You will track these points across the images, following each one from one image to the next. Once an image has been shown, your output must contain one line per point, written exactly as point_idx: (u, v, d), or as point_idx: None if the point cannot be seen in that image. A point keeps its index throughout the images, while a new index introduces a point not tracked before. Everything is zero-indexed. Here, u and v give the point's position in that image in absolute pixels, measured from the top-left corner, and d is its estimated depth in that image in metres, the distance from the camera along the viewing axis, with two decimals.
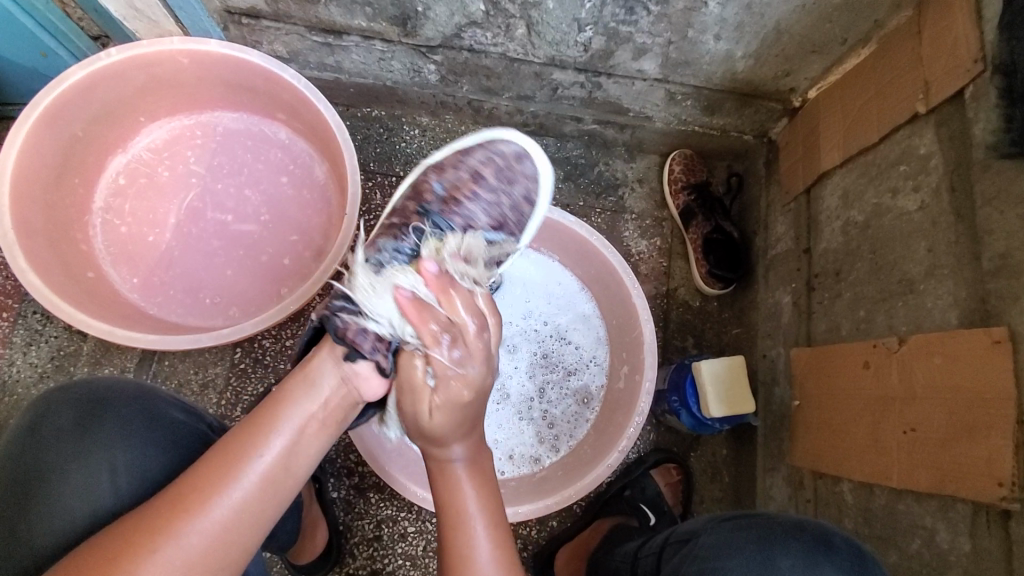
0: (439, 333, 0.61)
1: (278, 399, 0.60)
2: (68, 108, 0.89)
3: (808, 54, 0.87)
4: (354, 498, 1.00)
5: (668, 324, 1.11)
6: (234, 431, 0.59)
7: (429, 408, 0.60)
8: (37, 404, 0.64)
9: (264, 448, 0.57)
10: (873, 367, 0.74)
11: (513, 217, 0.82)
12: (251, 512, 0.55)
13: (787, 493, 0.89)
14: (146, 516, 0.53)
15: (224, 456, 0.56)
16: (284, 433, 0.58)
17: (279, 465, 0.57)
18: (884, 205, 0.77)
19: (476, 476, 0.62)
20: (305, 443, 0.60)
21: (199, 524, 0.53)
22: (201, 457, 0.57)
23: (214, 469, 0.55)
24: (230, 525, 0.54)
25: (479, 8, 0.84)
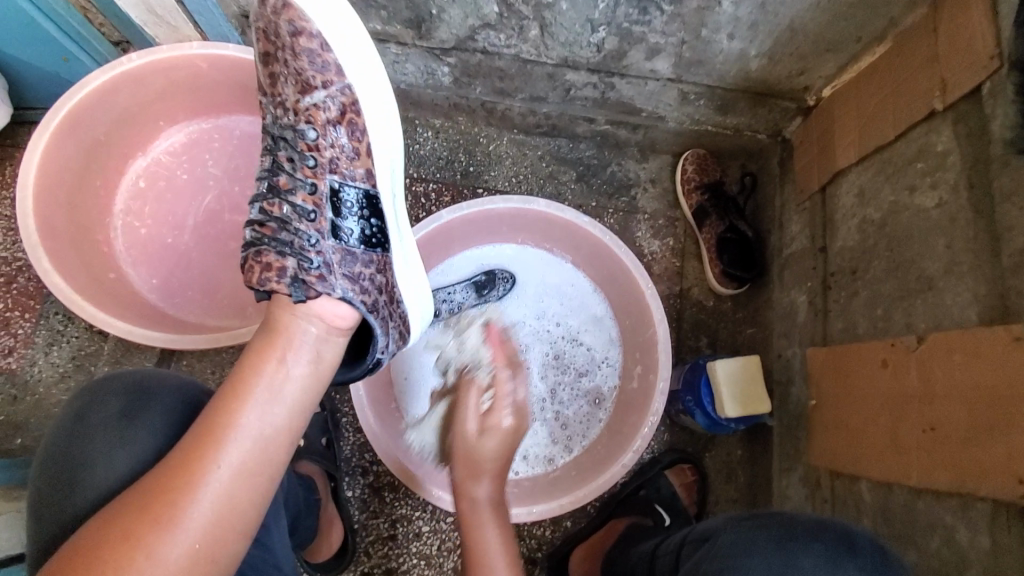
0: (509, 360, 0.81)
1: (250, 360, 0.62)
2: (90, 112, 0.91)
3: (822, 53, 0.87)
4: (369, 497, 1.01)
5: (682, 323, 1.11)
6: (214, 398, 0.61)
7: (482, 433, 0.74)
8: (84, 391, 0.65)
9: (250, 407, 0.60)
10: (891, 367, 0.73)
11: (316, 68, 0.69)
12: (252, 467, 0.59)
13: (804, 493, 0.88)
14: (149, 490, 0.55)
15: (211, 422, 0.59)
16: (267, 391, 0.61)
17: (268, 420, 0.61)
18: (901, 203, 0.76)
19: (496, 510, 0.73)
20: (291, 394, 0.63)
21: (208, 488, 0.56)
22: (188, 430, 0.59)
23: (204, 439, 0.58)
24: (229, 487, 0.58)
25: (493, 10, 0.85)
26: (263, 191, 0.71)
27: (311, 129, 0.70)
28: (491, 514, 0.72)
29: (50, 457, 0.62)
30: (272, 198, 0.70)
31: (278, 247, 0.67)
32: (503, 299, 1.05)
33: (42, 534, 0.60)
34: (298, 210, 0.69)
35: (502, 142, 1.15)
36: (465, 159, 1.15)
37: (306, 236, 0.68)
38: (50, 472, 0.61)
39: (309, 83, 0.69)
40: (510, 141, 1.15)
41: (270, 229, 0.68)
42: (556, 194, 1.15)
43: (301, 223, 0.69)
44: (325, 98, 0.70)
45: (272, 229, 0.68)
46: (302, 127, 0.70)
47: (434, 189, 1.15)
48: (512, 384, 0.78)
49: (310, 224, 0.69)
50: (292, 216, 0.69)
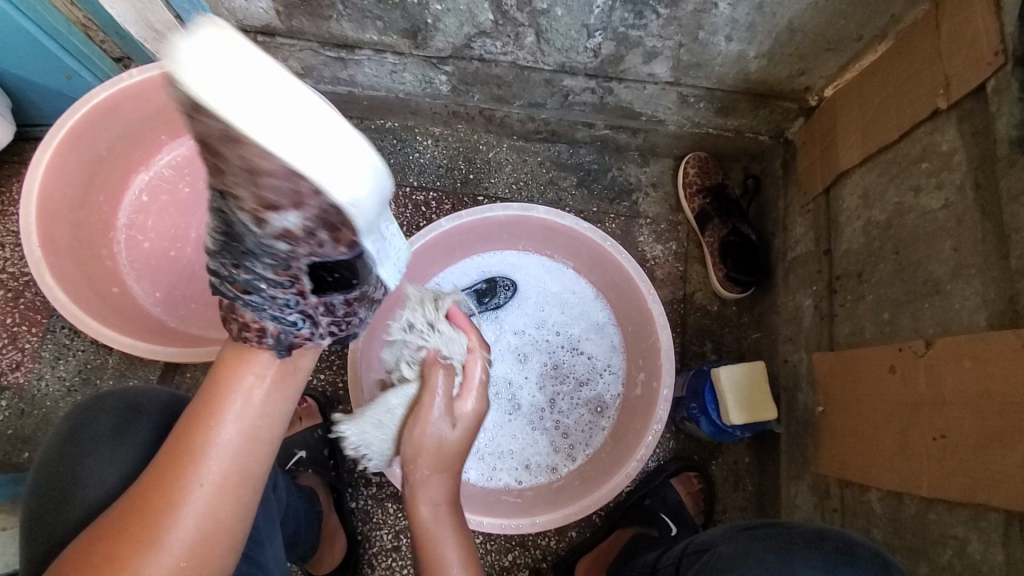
0: (480, 341, 0.81)
1: (223, 377, 0.61)
2: (91, 128, 0.92)
3: (822, 52, 0.85)
4: (373, 508, 1.00)
5: (686, 329, 1.10)
6: (187, 416, 0.60)
7: (455, 418, 0.76)
8: (75, 409, 0.66)
9: (224, 423, 0.59)
10: (899, 371, 0.71)
11: (280, 192, 0.47)
12: (234, 483, 0.59)
13: (813, 502, 0.86)
14: (131, 509, 0.56)
15: (187, 441, 0.58)
16: (240, 408, 0.60)
17: (242, 431, 0.59)
18: (906, 204, 0.75)
19: (449, 521, 0.73)
20: (267, 408, 0.61)
21: (190, 506, 0.56)
22: (165, 448, 0.59)
23: (182, 459, 0.57)
24: (213, 504, 0.57)
25: (488, 18, 0.85)
26: (219, 246, 0.57)
27: (274, 246, 0.54)
28: (445, 521, 0.72)
29: (42, 476, 0.63)
30: (233, 256, 0.57)
31: (253, 310, 0.60)
32: (502, 307, 1.04)
33: (36, 554, 0.61)
34: (271, 281, 0.58)
35: (502, 149, 1.15)
36: (465, 167, 1.15)
37: (284, 300, 0.59)
38: (43, 494, 0.62)
39: (274, 204, 0.49)
40: (510, 148, 1.15)
41: (239, 287, 0.59)
42: (557, 201, 1.14)
43: (275, 289, 0.58)
44: (295, 221, 0.50)
45: (242, 288, 0.59)
46: (267, 240, 0.53)
47: (434, 198, 1.15)
48: (480, 364, 0.79)
49: (288, 290, 0.59)
50: (266, 286, 0.58)
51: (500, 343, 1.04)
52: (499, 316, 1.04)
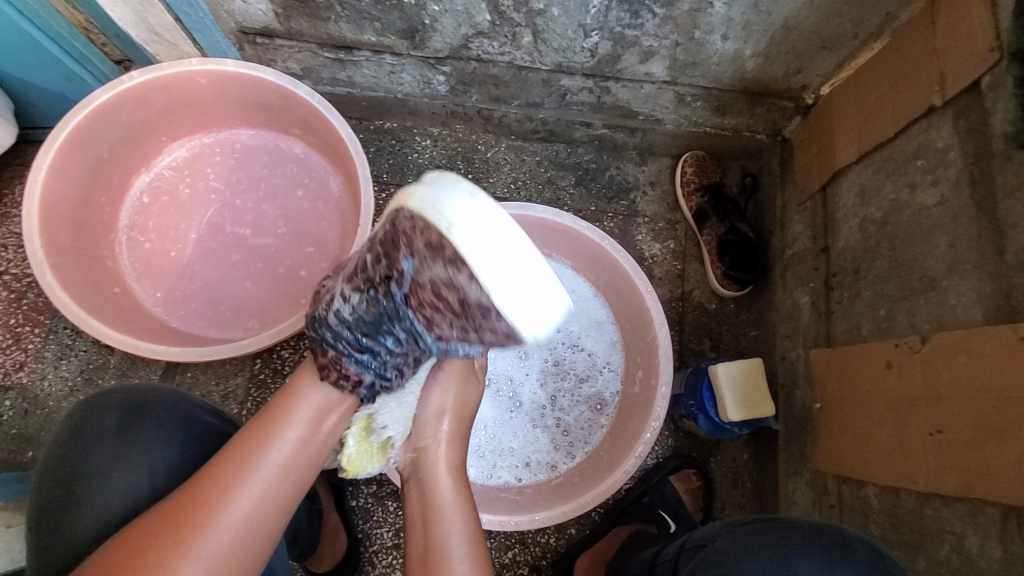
0: None
1: (286, 397, 0.67)
2: (92, 130, 0.93)
3: (818, 51, 0.85)
4: (373, 507, 1.00)
5: (684, 327, 1.10)
6: (246, 429, 0.65)
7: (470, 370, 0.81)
8: (77, 408, 0.66)
9: (281, 438, 0.64)
10: (896, 367, 0.72)
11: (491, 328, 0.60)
12: (279, 496, 0.63)
13: (811, 499, 0.86)
14: (174, 510, 0.59)
15: (243, 451, 0.62)
16: (298, 426, 0.65)
17: (301, 445, 0.65)
18: (902, 201, 0.75)
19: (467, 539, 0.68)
20: (323, 430, 0.67)
21: (235, 513, 0.60)
22: (220, 456, 0.63)
23: (234, 467, 0.61)
24: (256, 512, 0.61)
25: (485, 18, 0.86)
26: (373, 317, 0.64)
27: (435, 344, 0.67)
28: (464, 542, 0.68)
29: (46, 474, 0.63)
30: (376, 328, 0.65)
31: (361, 365, 0.68)
32: None
33: (41, 550, 0.61)
34: (396, 353, 0.68)
35: (500, 149, 1.16)
36: (463, 166, 1.15)
37: (389, 362, 0.69)
38: (45, 492, 0.62)
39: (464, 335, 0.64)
40: (508, 148, 1.16)
41: (353, 347, 0.67)
42: (555, 200, 1.15)
43: (390, 354, 0.68)
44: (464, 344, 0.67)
45: (362, 347, 0.67)
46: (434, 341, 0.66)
47: None
48: None
49: (403, 361, 0.70)
50: (389, 355, 0.68)
51: None
52: None
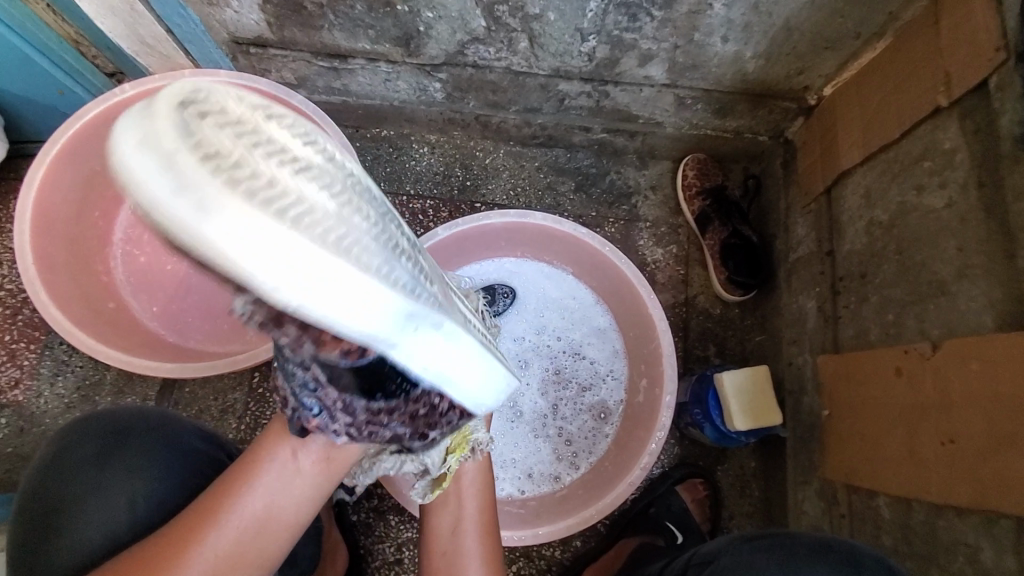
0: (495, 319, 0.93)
1: (264, 446, 0.62)
2: (84, 144, 0.92)
3: (820, 51, 0.84)
4: (374, 521, 0.99)
5: (688, 333, 1.08)
6: (226, 475, 0.62)
7: None
8: (64, 433, 0.66)
9: (252, 493, 0.60)
10: (905, 374, 0.70)
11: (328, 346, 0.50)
12: (245, 552, 0.60)
13: (821, 508, 0.84)
14: (143, 553, 0.58)
15: (216, 501, 0.60)
16: (272, 481, 0.61)
17: (273, 501, 0.61)
18: (909, 203, 0.73)
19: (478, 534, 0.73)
20: (298, 487, 0.62)
21: (197, 565, 0.58)
22: (195, 502, 0.61)
23: (205, 518, 0.59)
24: (219, 566, 0.59)
25: (480, 24, 0.84)
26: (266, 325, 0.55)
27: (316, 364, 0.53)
28: (474, 534, 0.72)
29: (30, 503, 0.62)
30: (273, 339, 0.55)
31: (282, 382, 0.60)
32: (503, 315, 1.03)
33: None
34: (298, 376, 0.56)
35: (498, 155, 1.14)
36: (462, 173, 1.14)
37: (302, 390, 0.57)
38: (31, 519, 0.62)
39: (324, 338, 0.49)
40: (507, 154, 1.14)
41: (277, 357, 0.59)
42: (555, 206, 1.13)
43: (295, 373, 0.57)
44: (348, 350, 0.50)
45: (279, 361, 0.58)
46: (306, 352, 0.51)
47: (432, 206, 1.13)
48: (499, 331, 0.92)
49: (310, 393, 0.57)
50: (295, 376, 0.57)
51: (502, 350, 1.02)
52: (499, 324, 1.02)
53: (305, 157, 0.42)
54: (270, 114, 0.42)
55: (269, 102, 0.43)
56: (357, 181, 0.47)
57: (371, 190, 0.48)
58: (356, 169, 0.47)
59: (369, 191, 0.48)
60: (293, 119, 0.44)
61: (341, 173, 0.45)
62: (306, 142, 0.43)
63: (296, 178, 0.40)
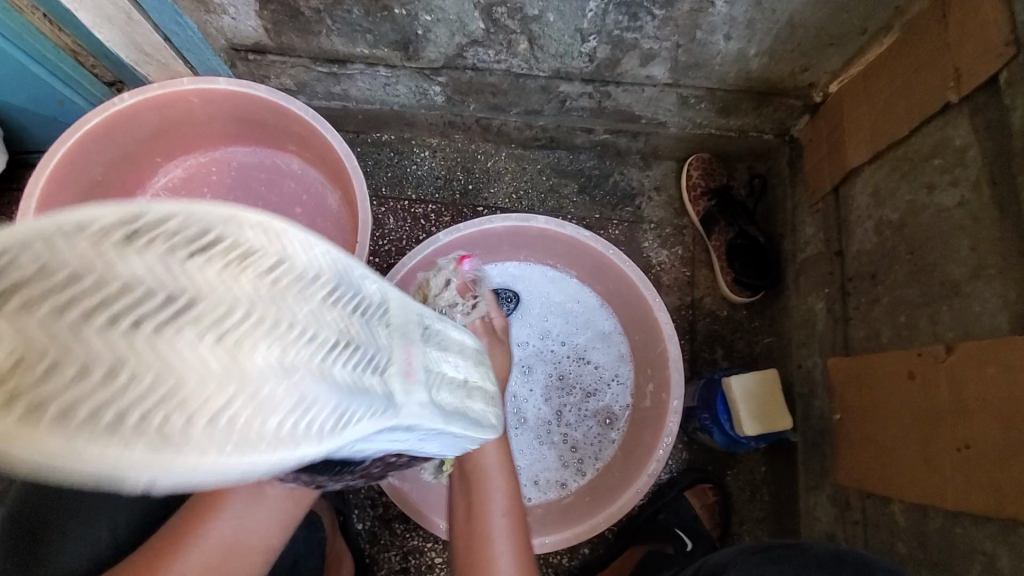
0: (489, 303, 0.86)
1: None
2: (84, 154, 0.92)
3: (826, 47, 0.82)
4: (380, 530, 0.98)
5: (695, 336, 1.06)
6: (190, 503, 0.59)
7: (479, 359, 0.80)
8: None
9: (221, 518, 0.57)
10: (919, 378, 0.68)
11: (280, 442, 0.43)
12: None
13: (833, 514, 0.82)
14: None
15: (182, 531, 0.57)
16: (240, 506, 0.58)
17: (242, 526, 0.58)
18: (920, 202, 0.72)
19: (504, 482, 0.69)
20: (269, 509, 0.60)
21: None
22: (157, 535, 0.57)
23: (169, 550, 0.56)
24: None
25: (479, 26, 0.83)
26: None
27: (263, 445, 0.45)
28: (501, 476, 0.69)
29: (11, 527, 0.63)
30: None
31: None
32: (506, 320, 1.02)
33: None
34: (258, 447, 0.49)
35: (500, 158, 1.13)
36: (463, 177, 1.13)
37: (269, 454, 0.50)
38: (11, 536, 0.63)
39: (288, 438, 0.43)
40: (509, 156, 1.13)
41: None
42: (558, 209, 1.12)
43: None
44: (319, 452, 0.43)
45: None
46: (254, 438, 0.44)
47: (434, 210, 1.12)
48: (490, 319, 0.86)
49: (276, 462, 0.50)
50: None
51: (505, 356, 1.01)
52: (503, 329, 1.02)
53: (160, 305, 0.27)
54: (175, 242, 0.28)
55: (126, 204, 0.28)
56: (301, 284, 0.34)
57: (302, 275, 0.34)
58: (305, 259, 0.34)
59: (309, 282, 0.34)
60: (192, 220, 0.30)
61: (217, 305, 0.29)
62: (133, 271, 0.27)
63: (209, 346, 0.28)
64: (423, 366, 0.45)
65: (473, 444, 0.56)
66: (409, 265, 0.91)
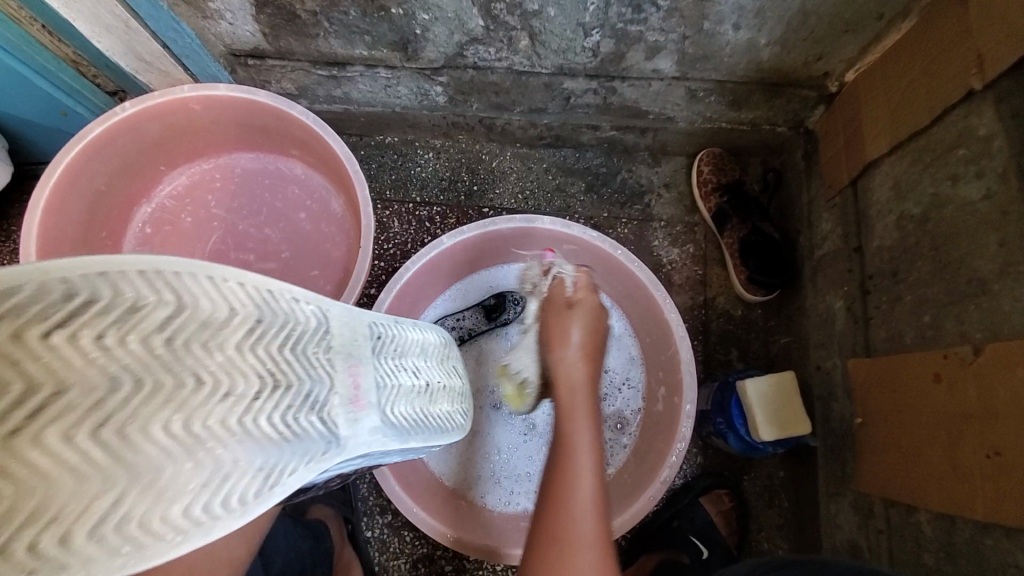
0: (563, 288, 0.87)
1: None
2: (87, 165, 0.91)
3: (841, 34, 0.78)
4: (389, 537, 0.96)
5: (709, 336, 1.03)
6: None
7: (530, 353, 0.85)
8: None
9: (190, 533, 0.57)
10: (945, 381, 0.65)
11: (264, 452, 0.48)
12: None
13: (856, 523, 0.79)
14: None
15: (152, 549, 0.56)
16: None
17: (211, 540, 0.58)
18: (943, 195, 0.68)
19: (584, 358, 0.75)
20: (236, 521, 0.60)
21: None
22: None
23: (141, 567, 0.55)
24: None
25: (478, 24, 0.81)
26: None
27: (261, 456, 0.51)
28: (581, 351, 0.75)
29: None
30: None
31: None
32: (514, 323, 0.99)
33: None
34: None
35: (505, 158, 1.11)
36: (468, 178, 1.11)
37: None
38: None
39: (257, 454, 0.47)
40: (514, 156, 1.11)
41: None
42: (565, 208, 1.09)
43: None
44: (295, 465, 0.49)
45: None
46: None
47: (438, 212, 1.10)
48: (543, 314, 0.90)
49: None
50: None
51: None
52: (508, 332, 1.00)
53: (44, 399, 0.33)
54: (40, 320, 0.33)
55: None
56: (199, 329, 0.39)
57: (208, 320, 0.40)
58: (194, 298, 0.40)
59: (216, 331, 0.40)
60: (73, 286, 0.35)
61: (92, 390, 0.35)
62: (12, 367, 0.32)
63: (88, 440, 0.34)
64: (375, 385, 0.49)
65: (446, 442, 0.61)
66: (413, 268, 0.89)
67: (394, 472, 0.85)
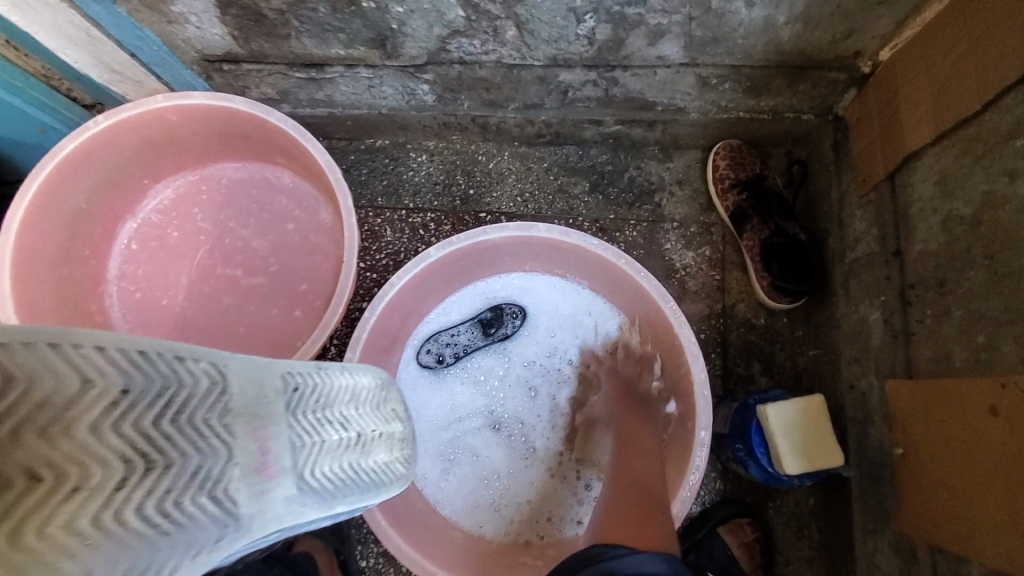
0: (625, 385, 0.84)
1: None
2: (63, 184, 0.88)
3: (873, 7, 0.68)
4: (385, 567, 0.89)
5: (728, 348, 0.94)
6: None
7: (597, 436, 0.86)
8: None
9: None
10: (1003, 416, 0.55)
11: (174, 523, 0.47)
12: None
13: (897, 567, 0.69)
14: None
15: None
16: None
17: None
18: (999, 193, 0.57)
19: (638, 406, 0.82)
20: None
21: None
22: None
23: None
24: None
25: (459, 15, 0.74)
26: None
27: None
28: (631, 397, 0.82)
29: None
30: None
31: None
32: (512, 337, 0.92)
33: None
34: None
35: (503, 158, 1.03)
36: (463, 181, 1.03)
37: None
38: None
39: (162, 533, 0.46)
40: (512, 156, 1.03)
41: None
42: (568, 211, 1.01)
43: None
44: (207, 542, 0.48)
45: None
46: None
47: (433, 219, 1.03)
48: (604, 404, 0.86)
49: None
50: None
51: (510, 376, 0.91)
52: (506, 348, 0.92)
53: None
54: None
55: None
56: (35, 413, 0.37)
57: (50, 399, 0.37)
58: (29, 374, 0.37)
59: (64, 413, 0.38)
60: None
61: None
62: None
63: None
64: (286, 448, 0.47)
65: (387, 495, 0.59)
66: (399, 283, 0.82)
67: (383, 507, 0.79)
